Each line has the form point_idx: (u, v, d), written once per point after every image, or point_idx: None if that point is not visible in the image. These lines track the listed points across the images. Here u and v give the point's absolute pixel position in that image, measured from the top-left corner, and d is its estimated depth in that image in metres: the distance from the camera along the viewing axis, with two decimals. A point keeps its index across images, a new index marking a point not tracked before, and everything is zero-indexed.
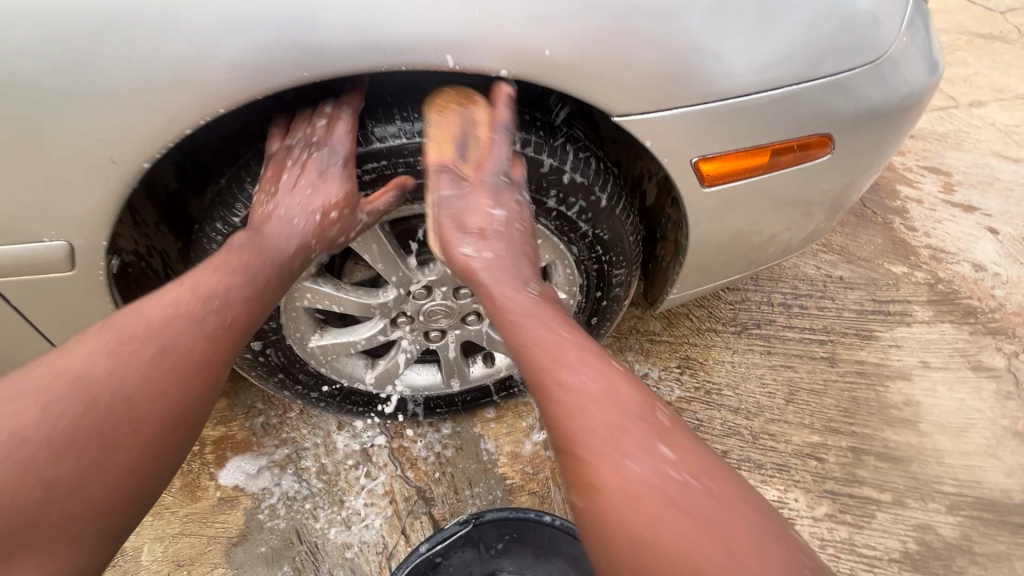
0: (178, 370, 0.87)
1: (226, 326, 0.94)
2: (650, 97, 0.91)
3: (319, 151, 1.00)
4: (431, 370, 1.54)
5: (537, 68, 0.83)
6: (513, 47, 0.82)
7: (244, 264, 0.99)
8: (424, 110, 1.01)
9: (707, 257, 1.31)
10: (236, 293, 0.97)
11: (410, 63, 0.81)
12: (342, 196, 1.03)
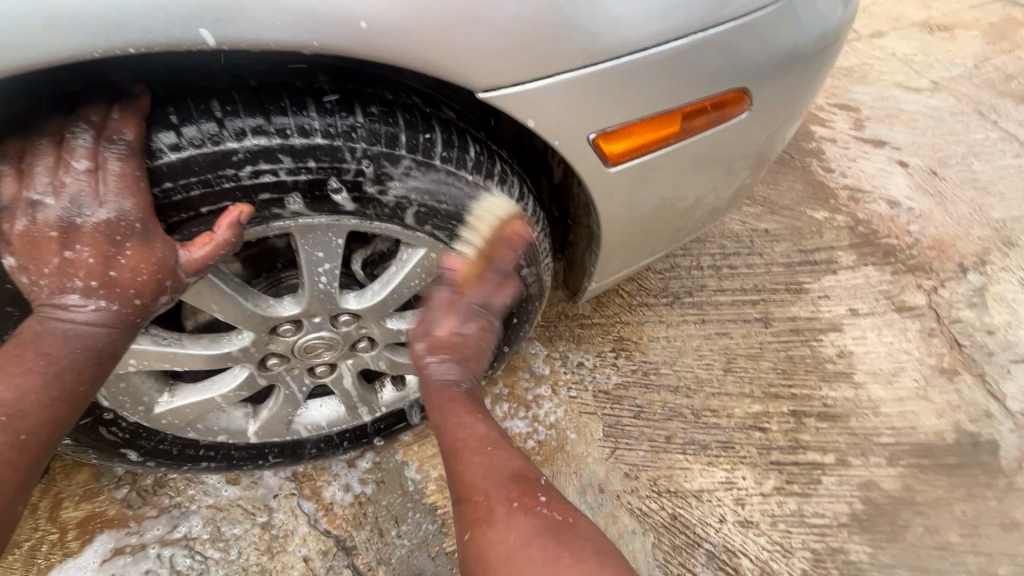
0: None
1: (16, 444, 0.67)
2: (514, 64, 0.70)
3: (93, 203, 0.66)
4: (330, 404, 1.31)
5: (353, 39, 0.61)
6: (296, 8, 0.58)
7: (50, 355, 0.69)
8: (214, 104, 0.70)
9: (626, 238, 1.14)
10: (38, 393, 0.68)
11: (140, 42, 0.57)
12: (152, 259, 0.70)
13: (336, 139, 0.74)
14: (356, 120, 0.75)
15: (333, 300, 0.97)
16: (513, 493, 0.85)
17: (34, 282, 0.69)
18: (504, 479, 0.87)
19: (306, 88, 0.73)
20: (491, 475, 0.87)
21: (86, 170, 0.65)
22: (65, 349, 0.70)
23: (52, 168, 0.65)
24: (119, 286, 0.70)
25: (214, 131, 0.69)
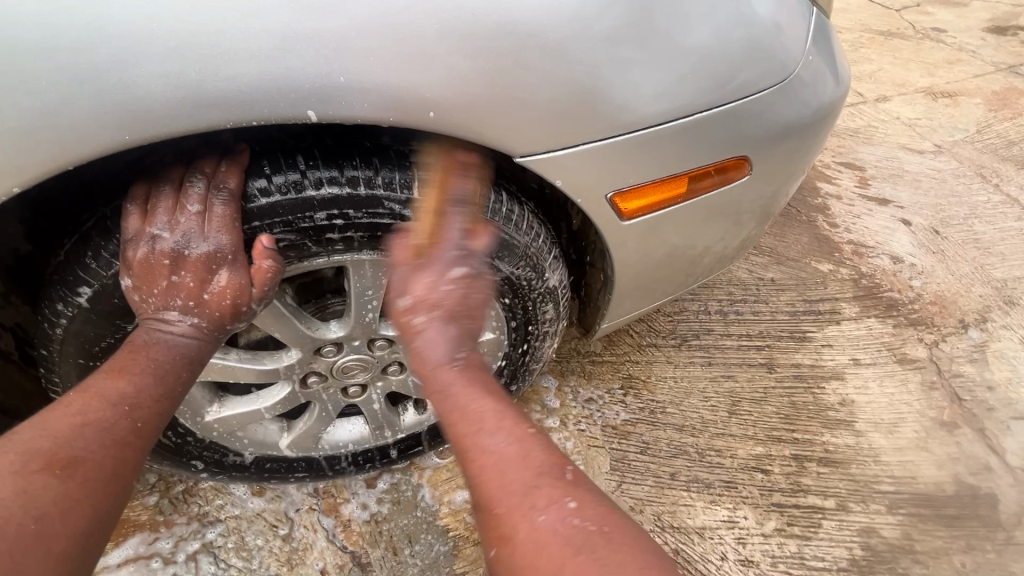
0: (78, 491, 0.69)
1: (136, 429, 0.78)
2: (549, 136, 0.83)
3: (197, 237, 0.81)
4: (356, 424, 1.41)
5: (421, 115, 0.73)
6: (384, 92, 0.70)
7: (158, 358, 0.83)
8: (297, 158, 0.84)
9: (638, 282, 1.25)
10: (150, 390, 0.81)
11: (260, 116, 0.68)
12: (235, 285, 0.84)
13: (398, 191, 0.88)
14: (415, 176, 0.89)
15: (373, 328, 1.09)
16: (537, 496, 0.73)
17: (143, 299, 0.84)
18: (526, 478, 0.74)
19: (373, 147, 0.88)
20: (511, 477, 0.75)
21: (191, 211, 0.80)
22: (170, 355, 0.85)
23: (170, 208, 0.80)
24: (208, 305, 0.86)
25: (296, 180, 0.83)
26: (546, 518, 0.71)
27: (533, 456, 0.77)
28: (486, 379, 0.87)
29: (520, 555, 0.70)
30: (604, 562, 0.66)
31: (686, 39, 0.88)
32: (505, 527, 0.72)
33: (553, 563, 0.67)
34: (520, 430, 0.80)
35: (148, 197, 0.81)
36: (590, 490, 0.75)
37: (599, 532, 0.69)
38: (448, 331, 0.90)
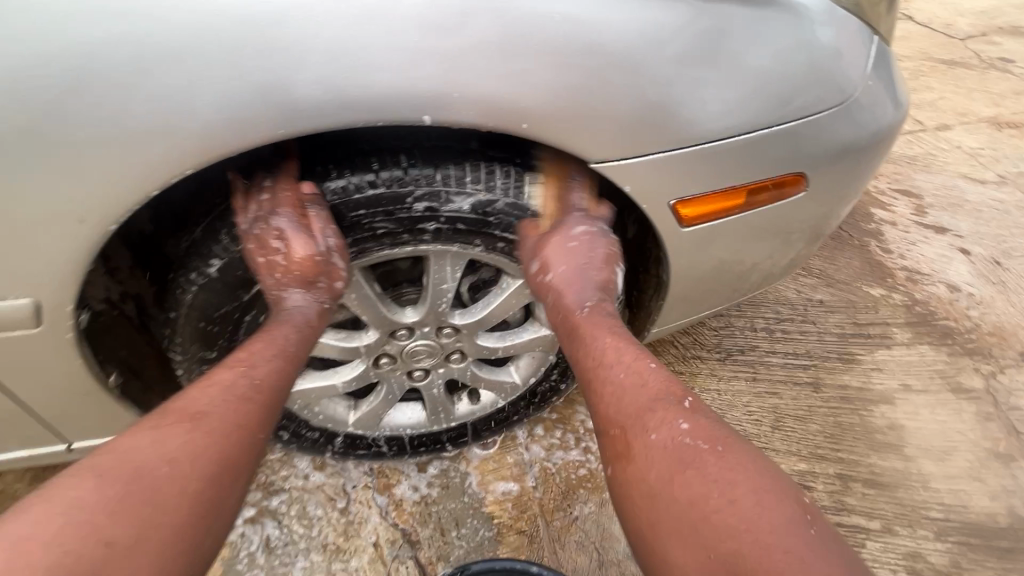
0: (218, 441, 0.83)
1: (262, 395, 0.92)
2: (624, 145, 0.92)
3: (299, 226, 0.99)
4: (415, 409, 1.51)
5: (518, 121, 0.82)
6: (487, 101, 0.79)
7: (278, 335, 1.02)
8: (400, 158, 0.96)
9: (689, 291, 1.32)
10: (272, 368, 0.97)
11: (384, 118, 0.77)
12: (308, 248, 1.01)
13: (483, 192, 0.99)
14: (497, 180, 1.00)
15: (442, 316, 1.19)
16: (665, 442, 0.84)
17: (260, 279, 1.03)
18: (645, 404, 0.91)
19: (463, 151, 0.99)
20: (629, 401, 0.92)
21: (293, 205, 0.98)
22: (291, 340, 1.03)
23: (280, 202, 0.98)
24: (296, 274, 1.05)
25: (398, 176, 0.95)
26: (659, 436, 0.85)
27: (659, 381, 0.94)
28: (614, 326, 1.07)
29: (643, 460, 0.84)
30: (714, 473, 0.78)
31: (752, 63, 0.96)
32: (625, 443, 0.88)
33: (699, 484, 0.78)
34: (644, 364, 0.98)
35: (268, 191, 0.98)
36: (698, 414, 0.88)
37: (706, 449, 0.81)
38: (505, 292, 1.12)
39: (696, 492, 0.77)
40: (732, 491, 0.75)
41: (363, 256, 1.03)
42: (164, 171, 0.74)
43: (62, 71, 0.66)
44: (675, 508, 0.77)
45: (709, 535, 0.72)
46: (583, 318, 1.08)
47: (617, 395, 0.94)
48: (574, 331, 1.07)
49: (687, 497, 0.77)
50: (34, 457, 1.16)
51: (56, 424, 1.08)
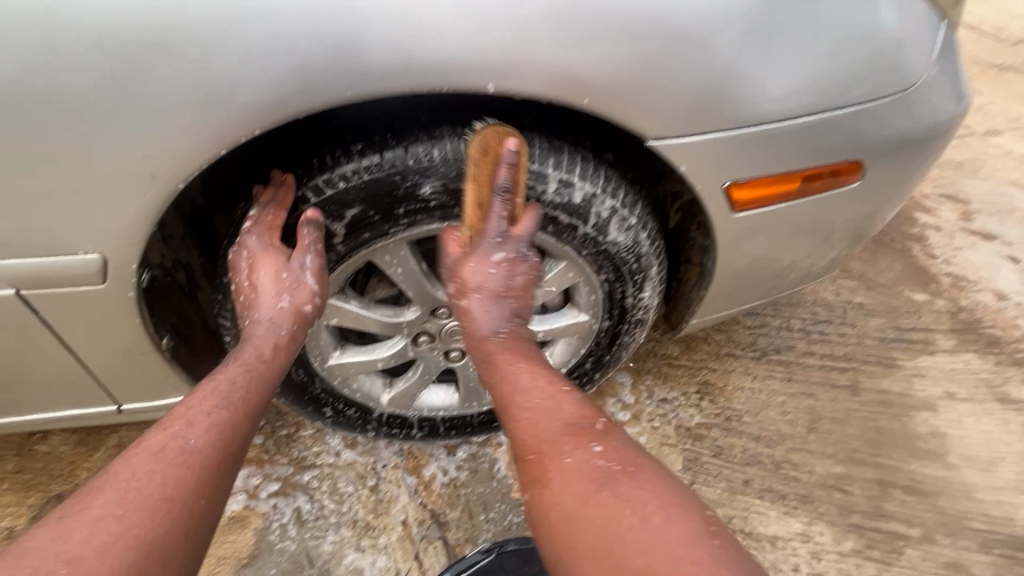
0: (152, 524, 0.71)
1: (206, 455, 0.81)
2: (682, 122, 0.91)
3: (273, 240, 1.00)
4: (447, 391, 1.50)
5: (579, 91, 0.82)
6: (553, 71, 0.80)
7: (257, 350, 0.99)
8: (458, 129, 0.96)
9: (731, 284, 1.29)
10: (220, 422, 0.86)
11: (452, 84, 0.78)
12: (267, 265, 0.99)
13: (541, 166, 0.98)
14: (553, 155, 1.00)
15: None
16: (563, 446, 0.84)
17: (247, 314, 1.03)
18: (556, 433, 0.86)
19: (519, 126, 0.99)
20: (545, 426, 0.88)
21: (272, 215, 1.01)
22: (243, 392, 0.92)
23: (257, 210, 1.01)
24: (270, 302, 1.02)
25: (456, 148, 0.94)
26: (573, 460, 0.82)
27: (570, 404, 0.90)
28: (519, 354, 1.00)
29: (541, 471, 0.84)
30: (631, 491, 0.76)
31: (816, 44, 0.94)
32: (537, 469, 0.84)
33: (569, 486, 0.79)
34: (556, 387, 0.93)
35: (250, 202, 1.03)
36: (619, 439, 0.84)
37: (618, 471, 0.79)
38: (498, 312, 1.02)
39: (617, 512, 0.74)
40: (624, 519, 0.73)
41: (413, 229, 1.00)
42: (235, 130, 0.76)
43: (163, 26, 0.69)
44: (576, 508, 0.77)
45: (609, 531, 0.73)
46: (500, 346, 1.01)
47: (534, 420, 0.89)
48: (489, 360, 1.00)
49: (588, 513, 0.76)
50: (83, 418, 1.19)
51: (107, 385, 1.12)
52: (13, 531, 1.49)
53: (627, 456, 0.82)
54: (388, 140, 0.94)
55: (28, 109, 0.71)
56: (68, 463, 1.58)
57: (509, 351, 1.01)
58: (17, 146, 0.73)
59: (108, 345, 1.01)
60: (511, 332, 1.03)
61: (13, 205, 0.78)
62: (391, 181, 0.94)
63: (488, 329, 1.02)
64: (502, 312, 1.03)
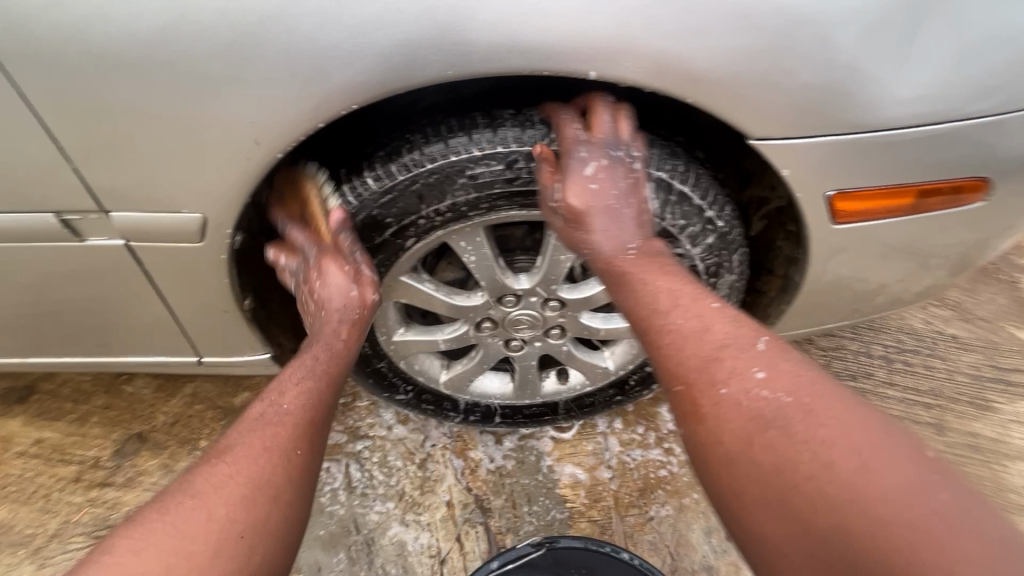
0: (264, 480, 0.80)
1: (296, 424, 0.88)
2: (792, 122, 0.85)
3: (545, 177, 0.90)
4: (502, 379, 1.49)
5: (685, 83, 0.79)
6: (659, 58, 0.77)
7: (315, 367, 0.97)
8: (549, 115, 0.92)
9: (817, 301, 1.21)
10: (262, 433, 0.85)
11: (553, 66, 0.77)
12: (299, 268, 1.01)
13: (634, 160, 0.93)
14: (645, 148, 0.95)
15: (553, 286, 1.18)
16: (711, 373, 0.82)
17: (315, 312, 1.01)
18: (705, 357, 0.83)
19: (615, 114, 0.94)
20: (689, 352, 0.84)
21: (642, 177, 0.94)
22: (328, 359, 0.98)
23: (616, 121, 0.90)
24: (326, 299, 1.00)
25: (545, 134, 0.91)
26: (735, 392, 0.79)
27: (725, 323, 0.86)
28: (663, 262, 0.93)
29: (711, 414, 0.80)
30: (827, 427, 0.71)
31: (972, 37, 0.81)
32: (702, 393, 0.81)
33: (733, 416, 0.78)
34: (702, 304, 0.88)
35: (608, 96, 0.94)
36: (786, 364, 0.79)
37: (776, 413, 0.75)
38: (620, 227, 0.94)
39: (761, 435, 0.75)
40: (830, 450, 0.69)
41: (491, 214, 0.98)
42: (338, 102, 0.78)
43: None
44: (740, 443, 0.77)
45: (783, 458, 0.72)
46: (637, 258, 0.94)
47: (683, 333, 0.85)
48: (619, 273, 0.93)
49: (771, 444, 0.74)
50: (166, 365, 1.27)
51: (191, 336, 1.18)
52: (98, 462, 1.62)
53: (800, 385, 0.77)
54: (478, 122, 0.92)
55: (151, 71, 0.75)
56: (149, 405, 1.72)
57: (647, 258, 0.94)
58: (140, 101, 0.77)
59: (197, 299, 1.07)
60: (643, 245, 0.95)
61: (128, 162, 0.83)
62: (475, 163, 0.91)
63: (615, 244, 0.94)
64: (629, 227, 0.94)
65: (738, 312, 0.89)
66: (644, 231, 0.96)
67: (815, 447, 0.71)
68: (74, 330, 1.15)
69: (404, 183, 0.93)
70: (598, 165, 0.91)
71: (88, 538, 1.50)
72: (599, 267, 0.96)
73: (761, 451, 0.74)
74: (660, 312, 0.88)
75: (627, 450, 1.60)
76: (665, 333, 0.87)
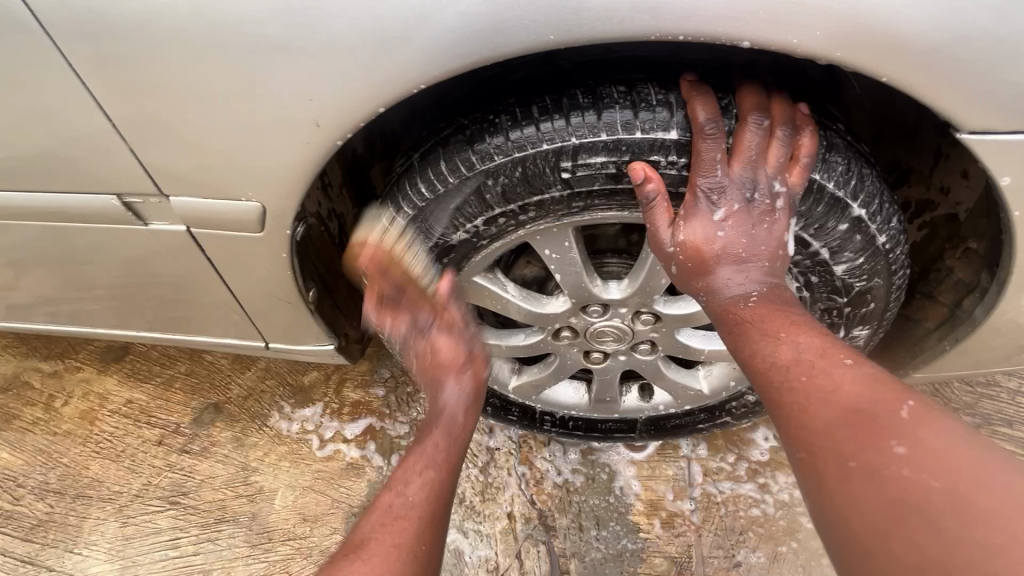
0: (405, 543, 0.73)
1: (421, 519, 0.76)
2: (1023, 111, 0.62)
3: (659, 216, 0.74)
4: (577, 388, 1.32)
5: (876, 52, 0.58)
6: (849, 20, 0.57)
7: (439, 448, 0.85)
8: (671, 94, 0.73)
9: (998, 343, 0.93)
10: (430, 480, 0.80)
11: (691, 31, 0.59)
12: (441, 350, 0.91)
13: (782, 152, 0.72)
14: (800, 136, 0.72)
15: (649, 298, 1.01)
16: (840, 442, 0.59)
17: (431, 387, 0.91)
18: (830, 422, 0.61)
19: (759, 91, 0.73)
20: (814, 412, 0.63)
21: (784, 215, 0.74)
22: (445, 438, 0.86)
23: (763, 147, 0.72)
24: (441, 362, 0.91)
25: (665, 119, 0.72)
26: (867, 461, 0.57)
27: (858, 380, 0.63)
28: (792, 314, 0.72)
29: (856, 490, 0.57)
30: (991, 515, 0.49)
31: None
32: (829, 465, 0.59)
33: (868, 496, 0.56)
34: (832, 360, 0.66)
35: (765, 104, 0.72)
36: (939, 434, 0.55)
37: (931, 487, 0.52)
38: (746, 274, 0.75)
39: (900, 525, 0.53)
40: (986, 554, 0.47)
41: (585, 213, 0.81)
42: (402, 79, 0.66)
43: None
44: (876, 533, 0.54)
45: (924, 545, 0.50)
46: (760, 309, 0.73)
47: (809, 391, 0.64)
48: (735, 324, 0.73)
49: (912, 537, 0.51)
50: (234, 347, 1.22)
51: (257, 322, 1.12)
52: (178, 428, 1.66)
53: (955, 464, 0.53)
54: (579, 100, 0.75)
55: (206, 41, 0.67)
56: (226, 376, 1.74)
57: (773, 308, 0.73)
58: (192, 79, 0.70)
59: (259, 286, 1.00)
60: (773, 286, 0.75)
61: (186, 142, 0.77)
62: (571, 151, 0.74)
63: (734, 292, 0.75)
64: (756, 272, 0.75)
65: (883, 370, 0.64)
66: (773, 275, 0.76)
67: (969, 549, 0.48)
68: (148, 306, 1.14)
69: (484, 175, 0.78)
70: (732, 209, 0.74)
71: (165, 503, 1.54)
72: (713, 313, 0.76)
73: (899, 542, 0.52)
74: (792, 369, 0.67)
75: (714, 480, 1.40)
76: (791, 400, 0.65)
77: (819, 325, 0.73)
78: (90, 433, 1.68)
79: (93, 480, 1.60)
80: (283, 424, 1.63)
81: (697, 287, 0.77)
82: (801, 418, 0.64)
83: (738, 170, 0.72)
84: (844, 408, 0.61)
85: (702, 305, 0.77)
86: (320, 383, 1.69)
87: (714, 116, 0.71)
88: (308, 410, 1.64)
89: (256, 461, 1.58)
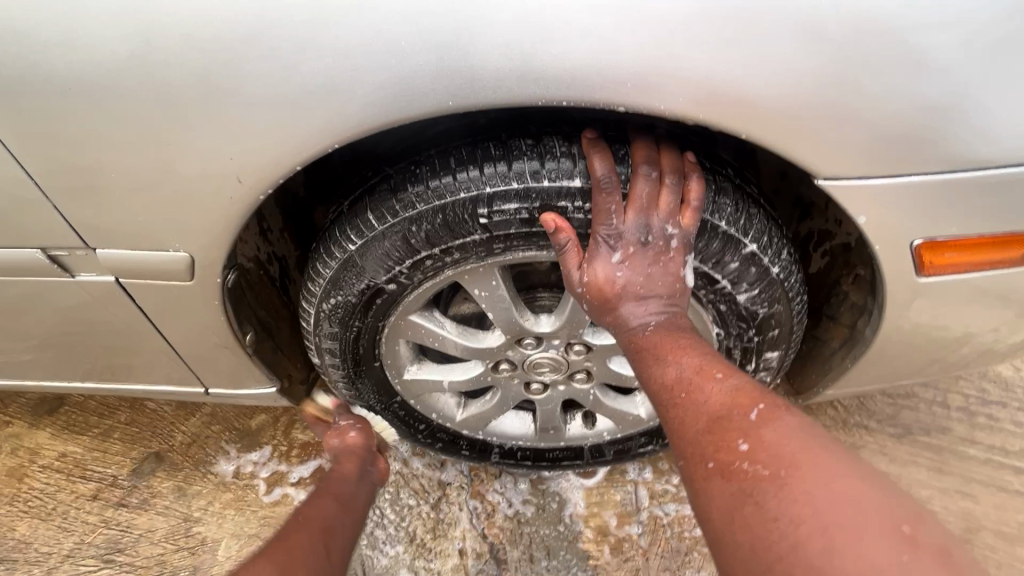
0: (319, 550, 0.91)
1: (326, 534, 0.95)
2: (866, 159, 0.71)
3: (569, 259, 0.81)
4: (523, 418, 1.35)
5: (734, 111, 0.67)
6: (708, 87, 0.65)
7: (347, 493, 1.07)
8: (574, 147, 0.80)
9: (891, 360, 1.02)
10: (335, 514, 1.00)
11: (575, 97, 0.67)
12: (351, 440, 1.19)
13: (674, 197, 0.79)
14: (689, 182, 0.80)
15: (578, 330, 1.06)
16: (704, 447, 0.65)
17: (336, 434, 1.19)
18: (697, 430, 0.67)
19: (653, 142, 0.81)
20: (687, 422, 0.69)
21: (679, 253, 0.81)
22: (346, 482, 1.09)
23: (652, 196, 0.78)
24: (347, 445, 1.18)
25: (569, 168, 0.79)
26: (720, 460, 0.63)
27: (724, 391, 0.69)
28: (678, 336, 0.78)
29: (712, 486, 0.62)
30: (805, 495, 0.55)
31: None
32: (695, 469, 0.65)
33: (720, 491, 0.61)
34: (706, 375, 0.72)
35: (654, 156, 0.80)
36: (780, 430, 0.61)
37: (765, 477, 0.58)
38: (647, 307, 0.81)
39: (741, 514, 0.58)
40: (799, 530, 0.53)
41: (506, 253, 0.87)
42: (319, 138, 0.71)
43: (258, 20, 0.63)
44: (726, 524, 0.60)
45: (756, 528, 0.56)
46: (654, 334, 0.79)
47: (683, 404, 0.70)
48: (632, 350, 0.80)
49: (749, 524, 0.57)
50: (171, 394, 1.20)
51: (194, 368, 1.12)
52: (115, 480, 1.59)
53: (787, 455, 0.59)
54: (491, 152, 0.81)
55: (127, 104, 0.70)
56: (169, 423, 1.69)
57: (666, 333, 0.79)
58: (114, 139, 0.73)
59: (194, 332, 1.01)
60: (671, 316, 0.81)
61: (111, 197, 0.78)
62: (485, 198, 0.80)
63: (632, 321, 0.81)
64: (656, 304, 0.81)
65: (752, 381, 0.70)
66: (673, 305, 0.82)
67: (786, 527, 0.54)
68: (79, 355, 1.11)
69: (407, 221, 0.83)
70: (628, 249, 0.80)
71: (99, 562, 1.47)
72: (618, 342, 0.82)
73: (741, 529, 0.58)
74: (675, 388, 0.72)
75: (660, 502, 1.44)
76: (671, 413, 0.71)
77: (705, 343, 0.79)
78: (19, 491, 1.59)
79: (20, 542, 1.51)
80: (229, 470, 1.59)
81: (606, 321, 0.83)
82: (677, 428, 0.70)
83: (632, 221, 0.79)
84: (711, 418, 0.67)
85: (611, 335, 0.84)
86: (268, 426, 1.66)
87: (611, 170, 0.77)
88: (256, 454, 1.61)
89: (199, 511, 1.53)
